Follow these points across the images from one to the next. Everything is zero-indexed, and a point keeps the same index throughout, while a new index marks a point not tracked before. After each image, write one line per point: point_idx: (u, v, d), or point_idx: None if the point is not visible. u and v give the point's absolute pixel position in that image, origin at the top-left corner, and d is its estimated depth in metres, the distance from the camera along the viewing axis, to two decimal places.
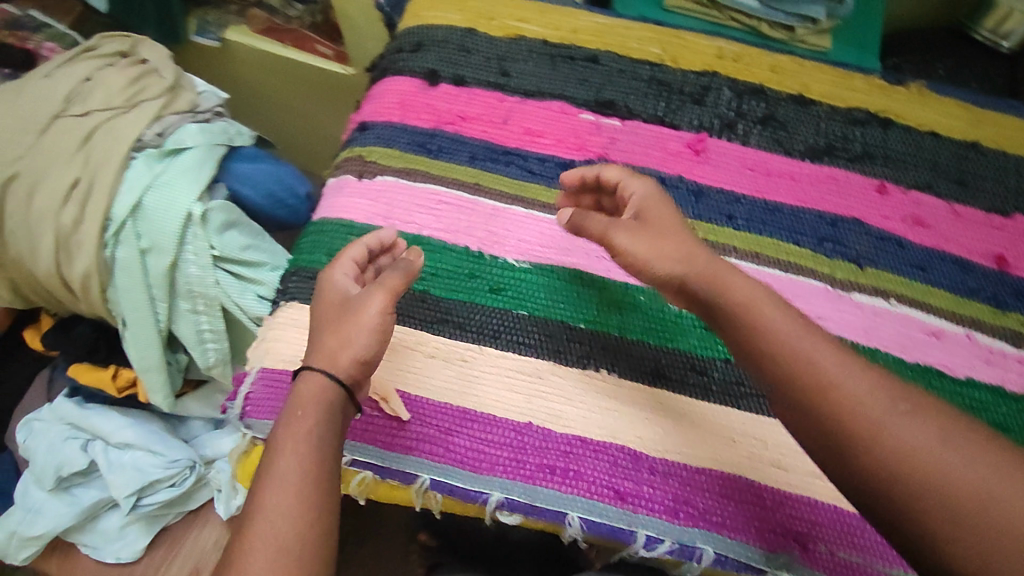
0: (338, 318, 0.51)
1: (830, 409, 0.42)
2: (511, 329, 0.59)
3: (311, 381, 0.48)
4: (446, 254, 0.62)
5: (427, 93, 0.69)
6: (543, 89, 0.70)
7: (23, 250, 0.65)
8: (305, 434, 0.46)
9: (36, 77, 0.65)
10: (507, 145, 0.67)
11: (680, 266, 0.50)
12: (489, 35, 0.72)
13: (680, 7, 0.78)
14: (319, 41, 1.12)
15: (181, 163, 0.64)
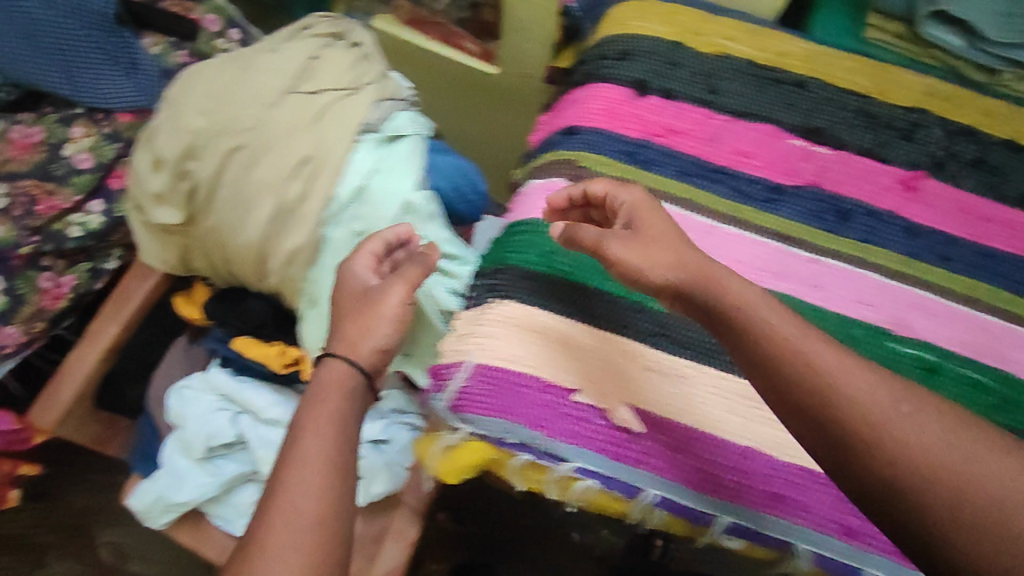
0: (363, 307, 0.56)
1: (832, 409, 0.43)
2: None
3: (336, 369, 0.53)
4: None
5: (635, 103, 0.68)
6: (751, 110, 0.69)
7: (229, 220, 0.65)
8: (329, 415, 0.51)
9: (263, 51, 0.64)
10: (717, 163, 0.67)
11: (673, 273, 0.51)
12: (696, 50, 0.70)
13: (880, 40, 0.76)
14: (467, 38, 1.10)
15: (401, 152, 0.64)
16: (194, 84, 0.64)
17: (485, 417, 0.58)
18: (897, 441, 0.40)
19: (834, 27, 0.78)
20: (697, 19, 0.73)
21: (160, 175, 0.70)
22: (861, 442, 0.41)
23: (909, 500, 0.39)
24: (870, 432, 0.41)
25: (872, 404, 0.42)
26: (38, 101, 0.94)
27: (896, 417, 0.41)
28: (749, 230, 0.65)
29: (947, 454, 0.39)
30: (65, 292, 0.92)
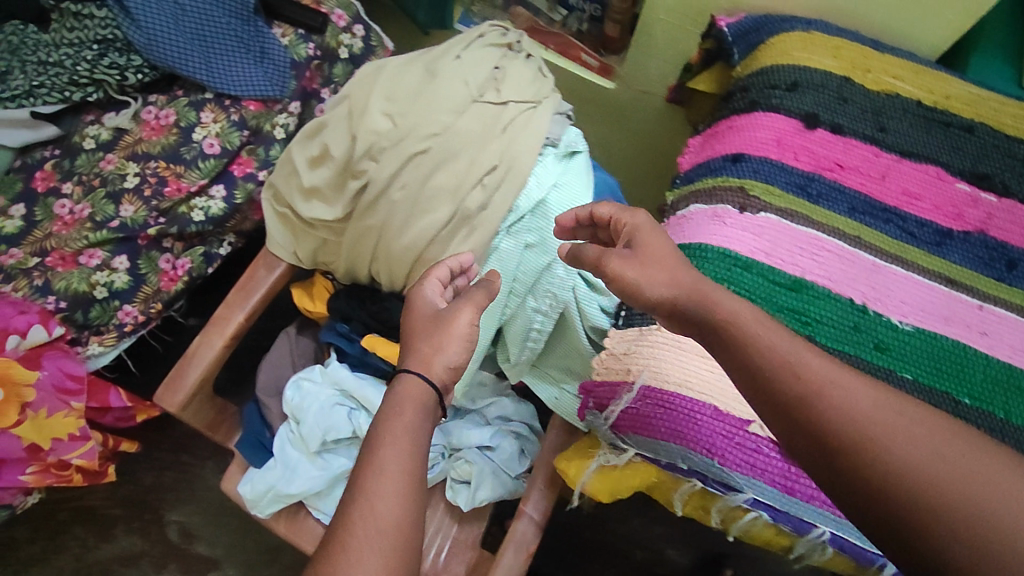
0: (434, 328, 0.56)
1: (816, 417, 0.40)
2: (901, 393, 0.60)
3: (409, 383, 0.53)
4: (831, 303, 0.62)
5: (805, 136, 0.68)
6: (919, 151, 0.69)
7: (396, 218, 0.65)
8: (404, 427, 0.50)
9: (448, 56, 0.67)
10: (885, 202, 0.67)
11: (670, 290, 0.48)
12: (864, 87, 0.71)
13: None
14: (583, 50, 1.12)
15: (578, 167, 0.67)
16: (377, 87, 0.66)
17: (653, 440, 0.58)
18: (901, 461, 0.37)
19: (994, 71, 0.78)
20: (866, 55, 0.73)
21: (319, 170, 0.71)
22: (867, 459, 0.38)
23: (914, 523, 0.36)
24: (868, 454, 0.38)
25: (857, 417, 0.39)
26: (170, 84, 0.95)
27: (895, 435, 0.38)
28: (917, 271, 0.64)
29: (950, 473, 0.36)
30: (182, 275, 0.92)
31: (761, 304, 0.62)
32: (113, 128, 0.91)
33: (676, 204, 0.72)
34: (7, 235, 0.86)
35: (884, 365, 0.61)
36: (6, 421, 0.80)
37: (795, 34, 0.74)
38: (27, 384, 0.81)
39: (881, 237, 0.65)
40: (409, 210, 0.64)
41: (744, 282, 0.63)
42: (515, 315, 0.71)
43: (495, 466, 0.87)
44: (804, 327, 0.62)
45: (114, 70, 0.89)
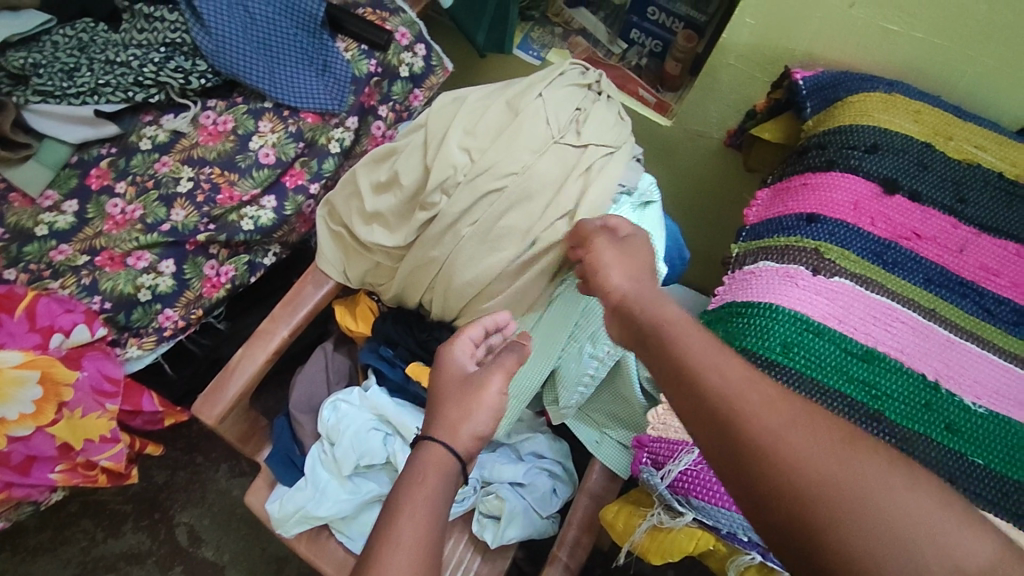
0: (466, 393, 0.57)
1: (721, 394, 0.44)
2: (969, 478, 0.56)
3: (433, 453, 0.53)
4: (902, 374, 0.60)
5: (882, 201, 0.68)
6: (1000, 225, 0.68)
7: (470, 253, 0.68)
8: (426, 495, 0.50)
9: (531, 93, 0.70)
10: (962, 276, 0.65)
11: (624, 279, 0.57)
12: (947, 155, 0.71)
13: None
14: (640, 84, 1.11)
15: (651, 218, 0.72)
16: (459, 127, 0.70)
17: (717, 506, 0.55)
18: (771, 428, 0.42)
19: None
20: (948, 122, 0.74)
21: (385, 196, 0.74)
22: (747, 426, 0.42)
23: (775, 481, 0.40)
24: (739, 422, 0.43)
25: (732, 386, 0.44)
26: (231, 90, 0.95)
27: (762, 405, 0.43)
28: (992, 351, 0.62)
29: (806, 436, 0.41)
30: (224, 283, 0.91)
31: (830, 371, 0.60)
32: (170, 131, 0.91)
33: (742, 257, 0.72)
34: (57, 230, 0.86)
35: (956, 447, 0.58)
36: (41, 418, 0.79)
37: (878, 95, 0.75)
38: (68, 383, 0.80)
39: (958, 311, 0.64)
40: (482, 246, 0.68)
41: (813, 345, 0.61)
42: (570, 359, 0.71)
43: (528, 504, 0.81)
44: (873, 401, 0.59)
45: (178, 74, 0.90)
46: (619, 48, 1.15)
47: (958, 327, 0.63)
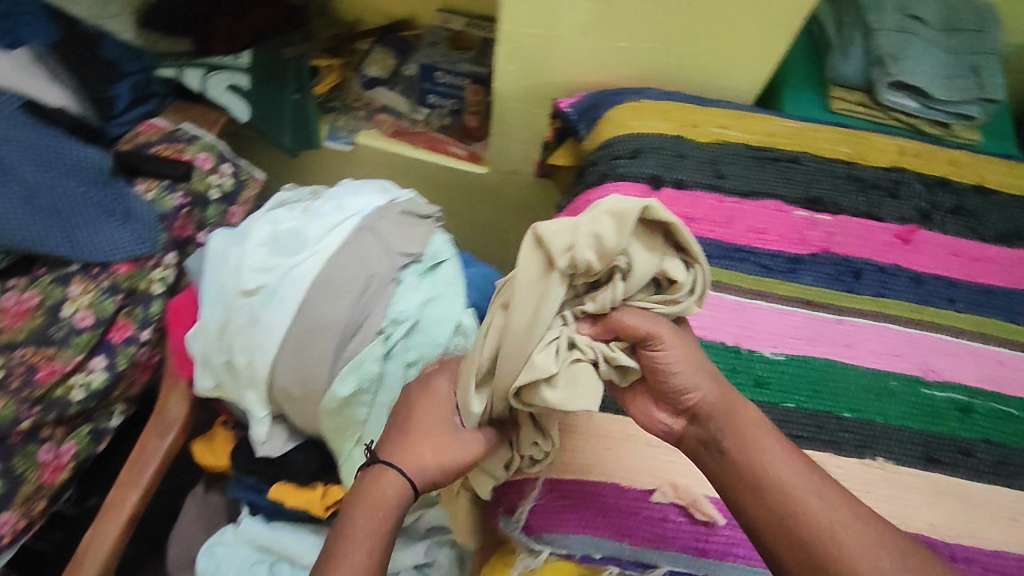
0: (438, 425, 0.55)
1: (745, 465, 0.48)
2: (785, 423, 0.62)
3: (391, 484, 0.53)
4: (707, 349, 0.64)
5: (651, 197, 0.76)
6: (756, 190, 0.77)
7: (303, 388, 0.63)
8: (378, 534, 0.51)
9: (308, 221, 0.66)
10: (737, 243, 0.72)
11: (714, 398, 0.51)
12: (697, 141, 0.80)
13: (847, 110, 0.89)
14: (450, 143, 1.19)
15: (446, 276, 0.67)
16: (247, 275, 0.64)
17: (562, 532, 0.56)
18: (828, 530, 0.45)
19: (806, 102, 0.90)
20: (693, 112, 0.83)
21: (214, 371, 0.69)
22: (772, 484, 0.47)
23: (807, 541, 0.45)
24: (771, 488, 0.47)
25: (768, 453, 0.48)
26: (28, 263, 0.91)
27: (772, 467, 0.48)
28: (777, 300, 0.69)
29: (826, 507, 0.46)
30: (67, 462, 0.86)
31: None
32: None
33: None
34: None
35: (770, 399, 0.63)
36: None
37: (628, 105, 0.84)
38: None
39: (741, 275, 0.70)
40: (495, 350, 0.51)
41: None
42: None
43: None
44: None
45: None
46: (423, 114, 1.22)
47: (739, 286, 0.70)
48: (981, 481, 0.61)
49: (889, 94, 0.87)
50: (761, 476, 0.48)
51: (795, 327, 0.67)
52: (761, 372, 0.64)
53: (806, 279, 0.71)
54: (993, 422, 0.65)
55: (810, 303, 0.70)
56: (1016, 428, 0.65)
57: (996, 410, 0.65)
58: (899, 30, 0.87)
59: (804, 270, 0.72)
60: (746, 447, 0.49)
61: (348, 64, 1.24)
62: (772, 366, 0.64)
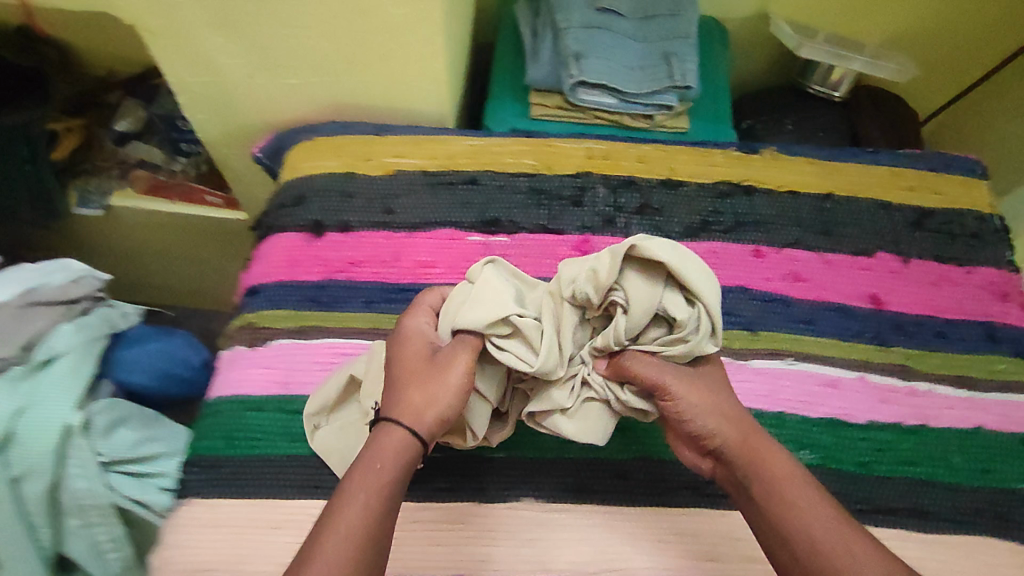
0: (427, 370, 0.53)
1: (768, 484, 0.52)
2: (423, 477, 0.61)
3: (393, 435, 0.52)
4: (348, 408, 0.64)
5: (312, 245, 0.72)
6: (428, 218, 0.74)
7: None
8: (392, 481, 0.49)
9: None
10: (400, 282, 0.70)
11: (731, 426, 0.54)
12: (368, 175, 0.76)
13: (546, 114, 0.83)
14: (207, 189, 1.15)
15: (57, 372, 0.67)
16: None
17: None
18: (829, 542, 0.48)
19: (507, 111, 0.84)
20: (368, 143, 0.78)
21: None
22: (780, 503, 0.51)
23: (810, 553, 0.48)
24: (797, 505, 0.50)
25: (779, 469, 0.52)
26: None
27: (802, 501, 0.50)
28: None
29: (836, 535, 0.48)
30: None
31: (282, 442, 0.64)
32: None
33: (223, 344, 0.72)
34: None
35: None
36: None
37: (303, 145, 0.79)
38: None
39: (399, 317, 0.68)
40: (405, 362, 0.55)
41: (261, 422, 0.64)
42: (67, 538, 0.67)
43: None
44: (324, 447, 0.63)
45: None
46: (180, 164, 1.14)
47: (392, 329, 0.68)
48: (632, 503, 0.60)
49: (579, 94, 0.80)
50: (789, 518, 0.50)
51: None
52: None
53: None
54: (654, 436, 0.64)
55: None
56: None
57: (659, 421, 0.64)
58: (584, 25, 0.80)
59: None
60: (774, 491, 0.51)
61: (95, 120, 1.10)
62: None
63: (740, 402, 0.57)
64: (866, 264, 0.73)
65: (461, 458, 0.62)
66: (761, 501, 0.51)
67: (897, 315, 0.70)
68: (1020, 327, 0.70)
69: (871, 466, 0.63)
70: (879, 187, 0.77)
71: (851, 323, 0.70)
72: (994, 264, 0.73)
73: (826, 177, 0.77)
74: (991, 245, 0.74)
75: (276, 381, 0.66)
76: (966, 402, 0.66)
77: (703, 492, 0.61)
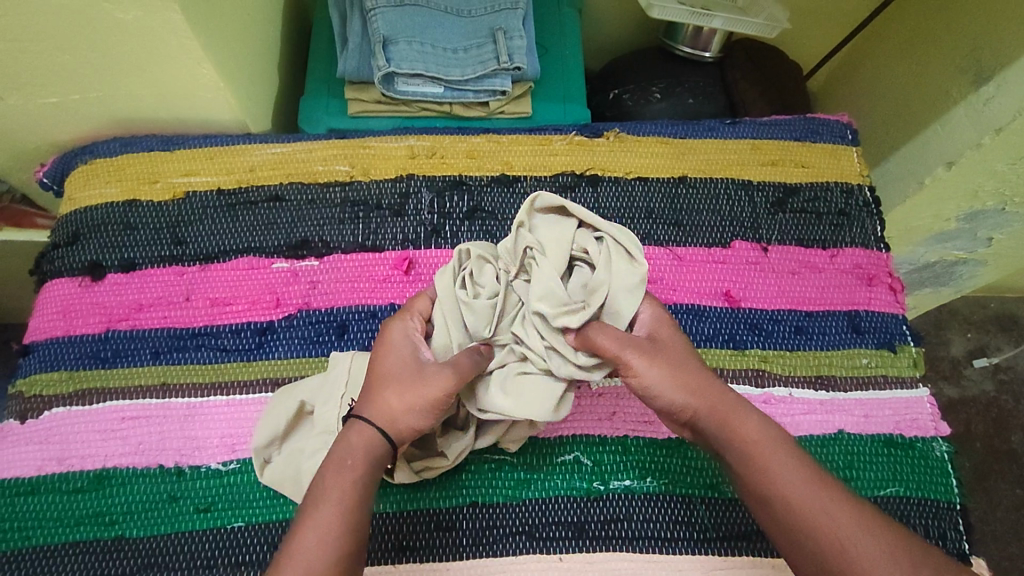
0: (411, 378, 0.49)
1: (741, 452, 0.47)
2: (226, 550, 0.54)
3: (363, 434, 0.48)
4: (136, 481, 0.56)
5: (92, 292, 0.63)
6: (224, 247, 0.64)
7: None
8: (354, 485, 0.46)
9: None
10: (193, 326, 0.62)
11: (691, 399, 0.48)
12: (154, 201, 0.66)
13: (366, 111, 0.72)
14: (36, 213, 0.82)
15: None
16: None
17: None
18: (810, 508, 0.44)
19: (323, 108, 0.73)
20: (152, 162, 0.67)
21: None
22: (758, 469, 0.46)
23: (793, 521, 0.44)
24: (773, 471, 0.46)
25: (749, 432, 0.47)
26: None
27: (780, 467, 0.46)
28: (236, 390, 0.59)
29: (809, 491, 0.45)
30: None
31: (59, 530, 0.55)
32: None
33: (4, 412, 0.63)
34: None
35: (211, 524, 0.55)
36: None
37: (77, 170, 0.68)
38: None
39: (192, 368, 0.60)
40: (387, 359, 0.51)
41: (36, 508, 0.55)
42: None
43: None
44: (110, 529, 0.55)
45: None
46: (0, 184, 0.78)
47: (185, 383, 0.59)
48: (455, 560, 0.54)
49: (398, 86, 0.69)
50: (767, 477, 0.46)
51: (253, 415, 0.58)
52: (204, 489, 0.56)
53: (278, 352, 0.61)
54: (480, 479, 0.57)
55: (275, 384, 0.59)
56: (507, 477, 0.57)
57: (488, 462, 0.57)
58: (395, 3, 0.68)
59: (273, 342, 0.61)
60: (752, 453, 0.47)
61: None
62: (214, 477, 0.56)
63: (706, 369, 0.51)
64: (722, 256, 0.65)
65: (266, 529, 0.55)
66: (735, 471, 0.47)
67: (753, 313, 0.63)
68: (885, 314, 0.63)
69: (720, 489, 0.57)
70: (737, 165, 0.69)
71: (702, 325, 0.62)
72: (861, 243, 0.66)
73: (681, 158, 0.69)
74: (857, 221, 0.67)
75: (46, 459, 0.57)
76: (826, 405, 0.59)
77: (536, 535, 0.55)
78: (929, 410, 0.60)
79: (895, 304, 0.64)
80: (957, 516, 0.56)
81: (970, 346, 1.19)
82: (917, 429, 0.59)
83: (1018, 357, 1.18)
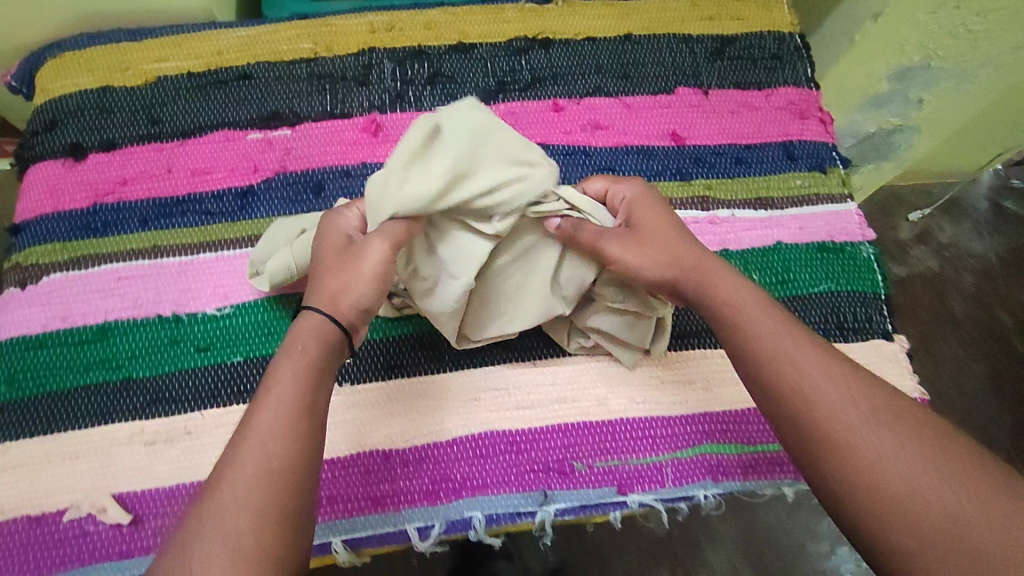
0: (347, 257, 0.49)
1: (712, 298, 0.50)
2: (228, 381, 0.59)
3: (310, 320, 0.47)
4: (138, 330, 0.60)
5: (75, 171, 0.66)
6: (199, 122, 0.68)
7: None
8: (305, 364, 0.44)
9: None
10: (178, 195, 0.65)
11: (670, 271, 0.51)
12: (127, 87, 0.69)
13: None
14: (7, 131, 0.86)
15: None
16: None
17: None
18: (770, 351, 0.46)
19: None
20: (121, 51, 0.70)
21: None
22: (731, 311, 0.49)
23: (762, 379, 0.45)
24: (741, 320, 0.48)
25: (722, 277, 0.51)
26: None
27: (748, 303, 0.48)
28: (225, 248, 0.63)
29: (766, 328, 0.47)
30: None
31: (69, 377, 0.59)
32: None
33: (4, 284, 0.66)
34: None
35: (211, 361, 0.59)
36: None
37: (46, 63, 0.70)
38: None
39: (179, 231, 0.64)
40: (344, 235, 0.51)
41: (44, 361, 0.59)
42: None
43: None
44: (116, 373, 0.59)
45: None
46: None
47: (174, 244, 0.63)
48: (439, 372, 0.59)
49: None
50: (734, 322, 0.48)
51: (242, 267, 0.63)
52: (201, 333, 0.60)
53: (262, 211, 0.65)
54: None
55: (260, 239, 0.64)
56: None
57: None
58: None
59: (255, 204, 0.65)
60: (723, 295, 0.49)
61: None
62: (210, 322, 0.61)
63: (690, 241, 0.53)
64: (668, 102, 0.70)
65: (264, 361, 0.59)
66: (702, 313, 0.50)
67: (698, 149, 0.68)
68: (816, 142, 0.70)
69: None
70: (678, 21, 0.73)
71: (652, 163, 0.68)
72: (793, 83, 0.72)
73: (626, 18, 0.73)
74: (790, 63, 0.72)
75: (48, 321, 0.60)
76: (766, 222, 0.65)
77: (511, 346, 0.60)
78: (857, 219, 0.67)
79: (825, 135, 0.70)
80: (882, 303, 0.63)
81: (917, 232, 1.27)
82: (846, 236, 0.66)
83: (958, 236, 1.26)
